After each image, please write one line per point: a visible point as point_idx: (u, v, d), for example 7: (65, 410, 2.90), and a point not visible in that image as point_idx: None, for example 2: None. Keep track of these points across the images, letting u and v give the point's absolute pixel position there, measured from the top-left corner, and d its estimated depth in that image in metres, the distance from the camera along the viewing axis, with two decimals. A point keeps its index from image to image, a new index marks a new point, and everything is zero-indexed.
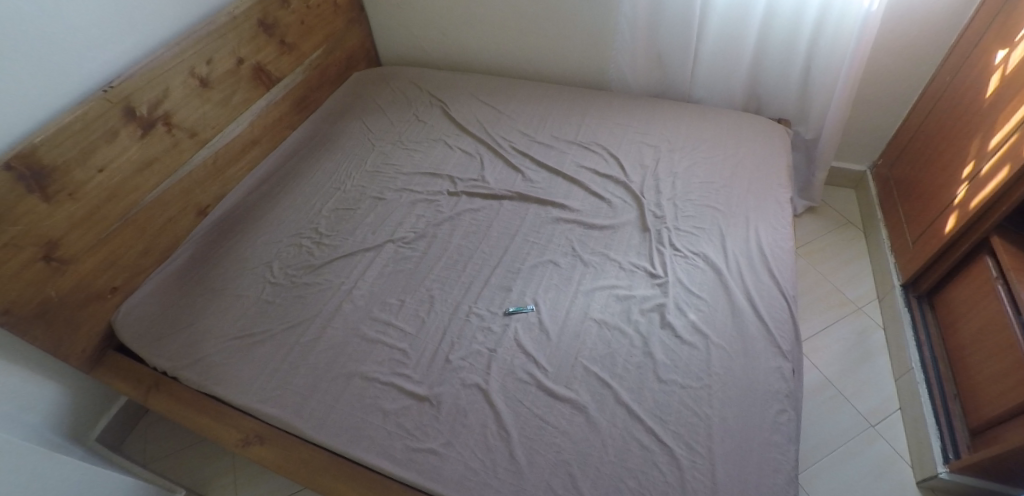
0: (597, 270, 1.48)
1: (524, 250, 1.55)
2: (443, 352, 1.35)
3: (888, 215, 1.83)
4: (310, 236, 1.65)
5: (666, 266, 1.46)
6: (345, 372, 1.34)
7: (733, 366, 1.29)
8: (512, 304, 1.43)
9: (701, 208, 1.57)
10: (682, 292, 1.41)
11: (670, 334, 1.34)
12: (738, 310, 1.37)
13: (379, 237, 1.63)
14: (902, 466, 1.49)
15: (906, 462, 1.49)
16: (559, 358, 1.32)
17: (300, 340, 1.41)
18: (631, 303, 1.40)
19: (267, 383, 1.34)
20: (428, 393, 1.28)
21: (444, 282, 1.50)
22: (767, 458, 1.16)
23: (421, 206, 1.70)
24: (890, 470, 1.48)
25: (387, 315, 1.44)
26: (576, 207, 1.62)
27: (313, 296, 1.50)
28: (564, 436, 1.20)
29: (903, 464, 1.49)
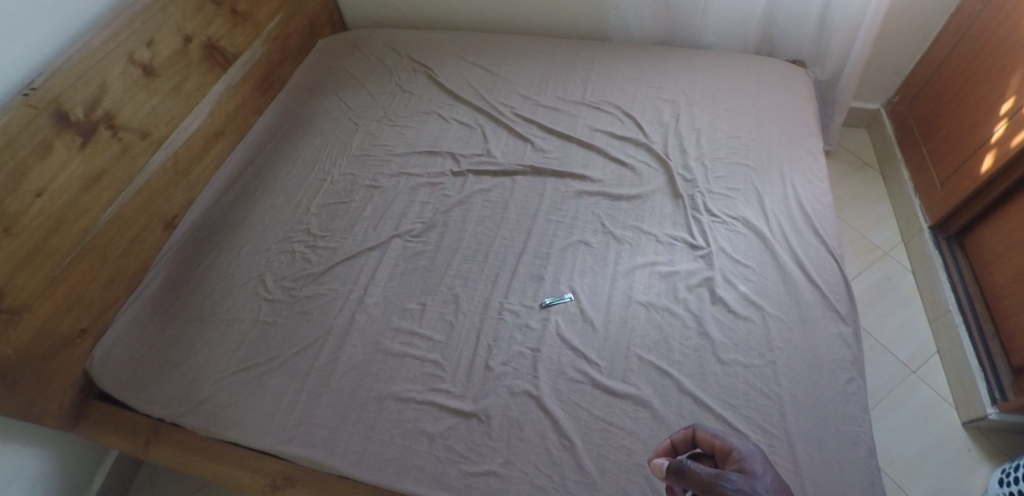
0: (633, 247, 1.35)
1: (548, 231, 1.40)
2: (481, 358, 1.22)
3: (912, 156, 1.80)
4: (302, 238, 1.46)
5: (705, 234, 1.35)
6: (374, 395, 1.20)
7: (793, 339, 1.19)
8: (547, 294, 1.30)
9: (733, 166, 1.47)
10: (727, 262, 1.31)
11: (724, 310, 1.24)
12: (790, 275, 1.27)
13: (383, 233, 1.44)
14: (947, 408, 1.49)
15: (950, 404, 1.49)
16: (610, 351, 1.20)
17: (315, 365, 1.26)
18: (676, 279, 1.29)
19: (287, 419, 1.20)
20: (474, 409, 1.15)
21: (466, 277, 1.35)
22: (845, 430, 1.08)
23: (423, 191, 1.51)
24: (935, 414, 1.48)
25: (409, 323, 1.29)
26: (598, 177, 1.49)
27: (321, 310, 1.33)
28: (633, 437, 1.09)
29: (948, 406, 1.49)
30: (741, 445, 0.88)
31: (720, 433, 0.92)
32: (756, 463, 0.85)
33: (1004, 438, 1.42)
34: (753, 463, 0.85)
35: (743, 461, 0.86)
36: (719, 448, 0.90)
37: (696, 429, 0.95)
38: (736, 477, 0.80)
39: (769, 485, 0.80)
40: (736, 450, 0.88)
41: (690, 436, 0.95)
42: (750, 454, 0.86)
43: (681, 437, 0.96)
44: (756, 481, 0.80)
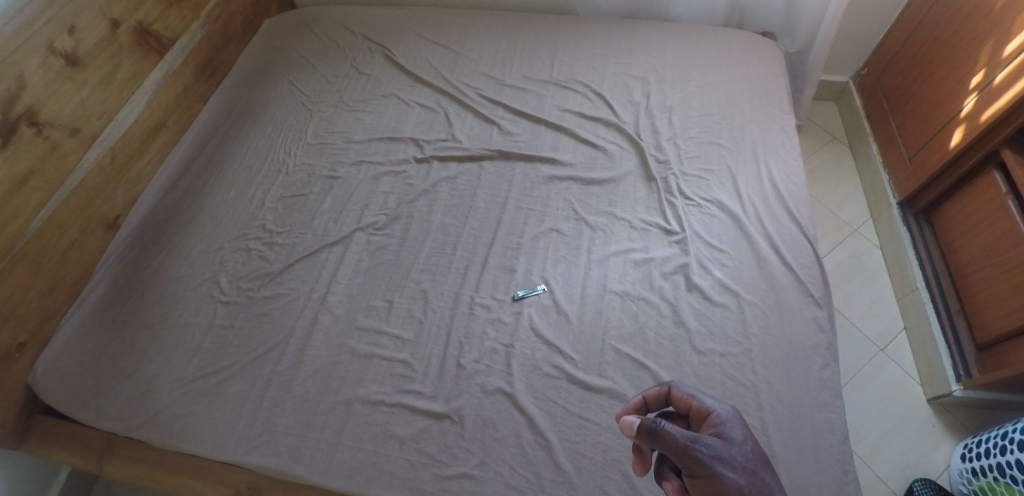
0: (606, 234, 1.31)
1: (518, 219, 1.35)
2: (453, 356, 1.17)
3: (881, 129, 1.79)
4: (258, 235, 1.39)
5: (679, 218, 1.32)
6: (340, 399, 1.15)
7: (767, 325, 1.18)
8: (520, 287, 1.25)
9: (706, 146, 1.44)
10: (703, 247, 1.28)
11: (699, 297, 1.22)
12: (765, 260, 1.25)
13: (345, 227, 1.37)
14: (913, 385, 1.51)
15: (916, 381, 1.52)
16: (584, 343, 1.17)
17: (276, 370, 1.20)
18: (651, 267, 1.26)
19: (250, 429, 1.14)
20: (447, 409, 1.11)
21: (435, 271, 1.29)
22: (818, 416, 1.08)
23: (386, 180, 1.44)
24: (902, 391, 1.50)
25: (376, 322, 1.23)
26: (568, 160, 1.43)
27: (281, 311, 1.27)
28: (609, 433, 1.07)
29: (914, 383, 1.51)
30: (720, 409, 0.84)
31: (697, 393, 0.87)
32: (735, 428, 0.82)
33: (965, 411, 1.46)
34: (732, 428, 0.82)
35: (722, 426, 0.82)
36: (695, 409, 0.86)
37: (671, 386, 0.89)
38: (714, 443, 0.77)
39: (745, 454, 0.79)
40: (715, 413, 0.84)
41: (665, 393, 0.90)
42: (728, 418, 0.83)
43: (655, 393, 0.90)
44: (734, 451, 0.78)
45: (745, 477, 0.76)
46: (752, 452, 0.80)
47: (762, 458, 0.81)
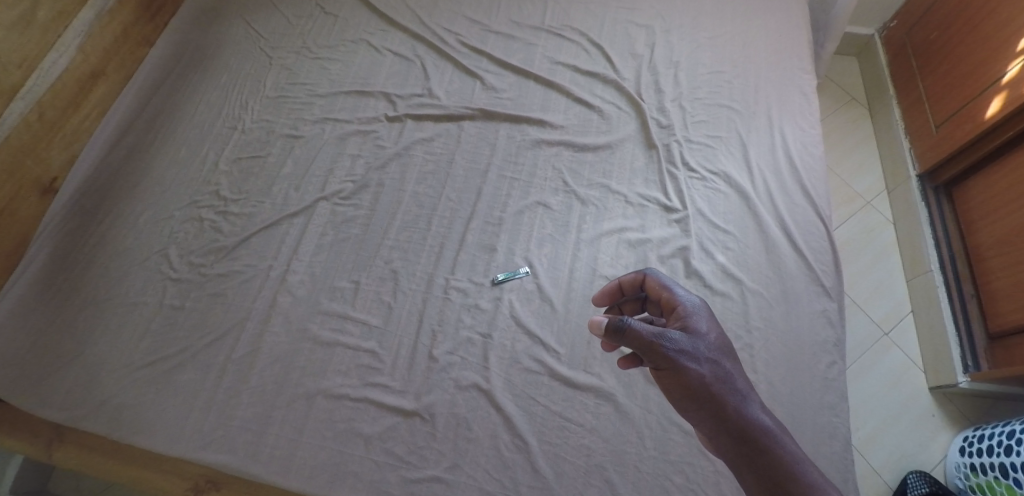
0: (599, 210, 1.17)
1: (501, 189, 1.21)
2: (424, 346, 1.06)
3: (906, 92, 1.65)
4: (210, 203, 1.26)
5: (681, 192, 1.18)
6: (301, 392, 1.05)
7: (773, 319, 1.08)
8: (501, 269, 1.13)
9: (714, 109, 1.29)
10: (705, 227, 1.15)
11: (699, 285, 1.10)
12: (774, 244, 1.15)
13: (307, 195, 1.23)
14: (915, 372, 1.46)
15: (919, 367, 1.46)
16: (568, 334, 1.06)
17: (231, 357, 1.10)
18: (647, 249, 1.13)
19: (203, 421, 1.05)
20: (417, 406, 1.01)
21: (406, 248, 1.16)
22: (821, 421, 1.02)
23: (353, 141, 1.28)
24: (903, 378, 1.45)
25: (341, 306, 1.11)
26: (559, 123, 1.27)
27: (236, 290, 1.16)
28: (594, 435, 0.98)
29: (917, 370, 1.46)
30: (689, 299, 0.80)
31: (670, 282, 0.84)
32: (704, 316, 0.78)
33: (968, 401, 1.41)
34: (700, 318, 0.78)
35: (688, 315, 0.79)
36: (666, 301, 0.83)
37: (647, 274, 0.87)
38: (679, 336, 0.73)
39: (712, 345, 0.74)
40: (683, 302, 0.80)
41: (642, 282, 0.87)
42: (695, 310, 0.79)
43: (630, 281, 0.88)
44: (701, 343, 0.74)
45: (708, 366, 0.72)
46: (719, 342, 0.76)
47: (728, 348, 0.76)
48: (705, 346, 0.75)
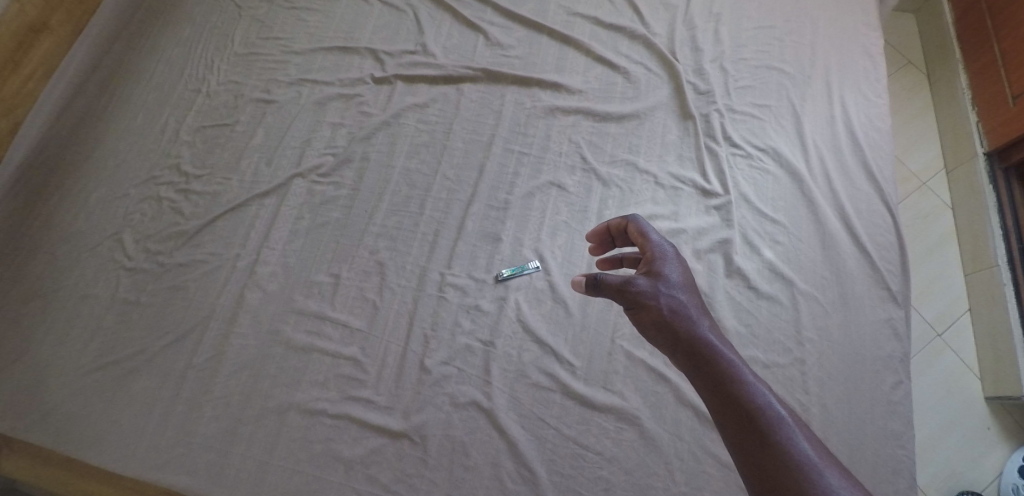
0: (624, 193, 0.98)
1: (508, 166, 1.02)
2: (415, 355, 0.90)
3: (976, 56, 1.43)
4: (170, 179, 1.08)
5: (723, 173, 0.99)
6: (271, 406, 0.90)
7: (828, 328, 0.92)
8: (506, 264, 0.95)
9: (762, 71, 1.08)
10: (750, 217, 0.97)
11: (742, 286, 0.92)
12: (831, 238, 0.96)
13: (281, 171, 1.04)
14: (971, 379, 1.28)
15: (976, 374, 1.29)
16: (585, 344, 0.90)
17: (192, 363, 0.95)
18: (681, 242, 0.94)
19: (160, 437, 0.91)
20: (406, 427, 0.86)
21: (395, 236, 0.98)
22: (883, 452, 0.85)
23: (335, 107, 1.09)
24: (957, 385, 1.28)
25: (318, 304, 0.95)
26: (577, 87, 1.07)
27: (198, 283, 1.00)
28: (613, 466, 0.83)
29: (973, 377, 1.29)
30: (650, 232, 0.73)
31: (638, 220, 0.76)
32: (666, 249, 0.72)
33: None
34: (660, 251, 0.71)
35: (650, 249, 0.72)
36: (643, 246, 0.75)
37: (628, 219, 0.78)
38: (642, 281, 0.67)
39: (677, 285, 0.67)
40: (646, 234, 0.74)
41: (611, 225, 0.80)
42: (667, 253, 0.71)
43: (601, 228, 0.81)
44: (658, 276, 0.68)
45: (661, 294, 0.66)
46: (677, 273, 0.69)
47: (688, 278, 0.69)
48: (661, 276, 0.68)
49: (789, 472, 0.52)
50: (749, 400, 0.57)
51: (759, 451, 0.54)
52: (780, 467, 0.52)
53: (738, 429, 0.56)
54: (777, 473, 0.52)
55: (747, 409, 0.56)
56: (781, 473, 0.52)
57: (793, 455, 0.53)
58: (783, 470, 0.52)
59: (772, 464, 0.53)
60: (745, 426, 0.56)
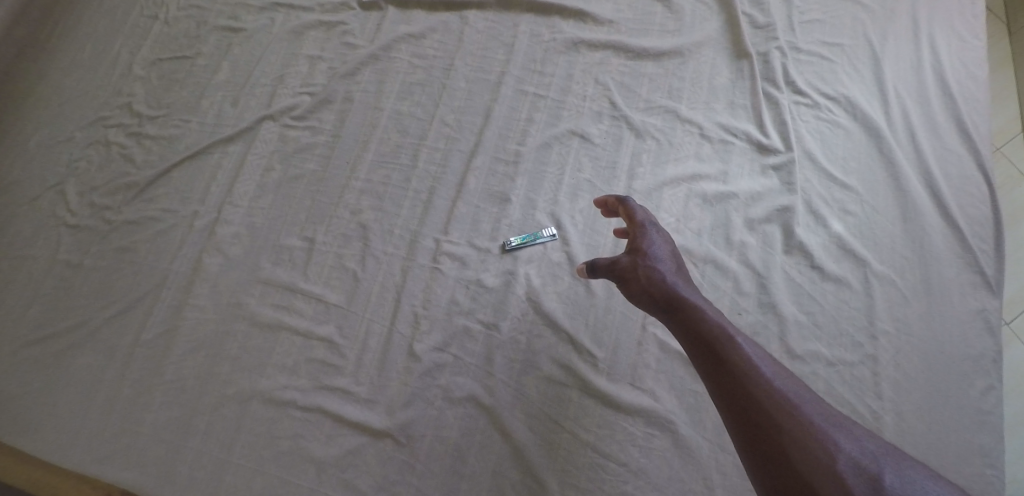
0: (661, 146, 0.81)
1: (520, 111, 0.84)
2: (403, 338, 0.75)
3: None
4: (121, 120, 0.91)
5: (785, 126, 0.81)
6: (231, 394, 0.75)
7: (908, 320, 0.74)
8: (515, 230, 0.79)
9: (835, 2, 0.89)
10: (815, 180, 0.79)
11: (804, 265, 0.75)
12: (913, 209, 0.78)
13: (249, 112, 0.87)
14: None
15: None
16: (609, 331, 0.74)
17: (141, 340, 0.80)
18: (730, 208, 0.77)
19: (102, 427, 0.76)
20: (390, 425, 0.71)
21: (382, 194, 0.81)
22: (969, 472, 0.67)
23: (315, 37, 0.91)
24: None
25: (289, 274, 0.79)
26: (608, 16, 0.88)
27: (150, 246, 0.84)
28: (639, 480, 0.68)
29: None
30: (626, 196, 0.66)
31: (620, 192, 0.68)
32: (644, 215, 0.65)
33: None
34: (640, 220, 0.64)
35: (630, 218, 0.65)
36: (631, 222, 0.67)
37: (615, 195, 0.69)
38: (629, 264, 0.61)
39: (663, 262, 0.60)
40: (626, 203, 0.66)
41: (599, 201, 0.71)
42: (651, 229, 0.63)
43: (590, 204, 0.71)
44: (643, 255, 0.61)
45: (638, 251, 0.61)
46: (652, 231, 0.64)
47: (663, 237, 0.64)
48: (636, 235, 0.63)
49: (750, 391, 0.51)
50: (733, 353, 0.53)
51: (737, 391, 0.52)
52: (735, 378, 0.52)
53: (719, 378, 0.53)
54: (746, 402, 0.51)
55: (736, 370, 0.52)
56: (735, 383, 0.52)
57: (745, 363, 0.53)
58: (737, 379, 0.52)
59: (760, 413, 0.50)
60: (704, 348, 0.55)
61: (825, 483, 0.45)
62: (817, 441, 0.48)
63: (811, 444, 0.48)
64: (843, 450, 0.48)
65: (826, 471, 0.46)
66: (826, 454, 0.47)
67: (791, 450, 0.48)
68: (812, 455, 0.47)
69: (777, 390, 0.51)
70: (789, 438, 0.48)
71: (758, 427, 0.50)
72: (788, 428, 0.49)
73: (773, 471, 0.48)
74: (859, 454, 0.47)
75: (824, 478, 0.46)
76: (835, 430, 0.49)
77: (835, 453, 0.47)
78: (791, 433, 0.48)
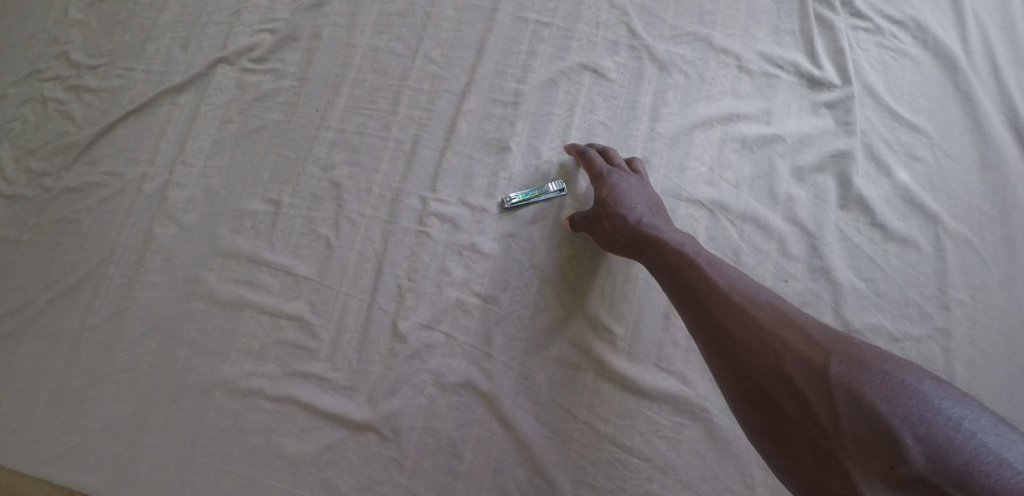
0: (691, 82, 0.68)
1: (520, 43, 0.71)
2: (385, 315, 0.64)
3: None
4: (59, 72, 0.76)
5: (841, 55, 0.68)
6: (191, 384, 0.63)
7: (987, 286, 0.61)
8: (515, 185, 0.66)
9: None
10: (876, 118, 0.66)
11: (863, 222, 0.63)
12: (994, 152, 0.65)
13: (203, 55, 0.75)
14: None
15: None
16: (629, 303, 0.63)
17: (87, 324, 0.65)
18: (775, 154, 0.65)
19: (42, 431, 0.62)
20: (373, 416, 0.61)
21: (357, 146, 0.69)
22: None
23: None
24: None
25: (252, 242, 0.67)
26: None
27: (95, 215, 0.69)
28: (667, 478, 0.58)
29: None
30: (581, 147, 0.63)
31: (580, 143, 0.64)
32: (600, 162, 0.62)
33: None
34: (597, 167, 0.62)
35: (588, 167, 0.62)
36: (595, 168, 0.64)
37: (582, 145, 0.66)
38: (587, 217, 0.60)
39: (618, 204, 0.58)
40: (583, 153, 0.63)
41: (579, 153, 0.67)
42: (606, 173, 0.61)
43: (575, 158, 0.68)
44: (598, 204, 0.59)
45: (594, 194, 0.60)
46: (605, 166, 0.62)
47: (618, 169, 0.61)
48: (593, 176, 0.62)
49: (709, 315, 0.49)
50: (690, 278, 0.51)
51: (698, 318, 0.50)
52: (688, 297, 0.51)
53: (683, 307, 0.51)
54: (707, 327, 0.49)
55: (694, 295, 0.51)
56: (689, 303, 0.51)
57: (698, 280, 0.51)
58: (690, 299, 0.51)
59: (720, 336, 0.48)
60: (660, 272, 0.54)
61: (778, 385, 0.45)
62: (767, 345, 0.46)
63: (759, 349, 0.46)
64: (794, 346, 0.45)
65: (777, 373, 0.45)
66: (776, 355, 0.45)
67: (743, 360, 0.47)
68: (762, 360, 0.46)
69: (736, 306, 0.49)
70: (738, 347, 0.47)
71: (720, 351, 0.48)
72: (739, 337, 0.47)
73: (731, 384, 0.48)
74: (810, 347, 0.45)
75: (781, 389, 0.44)
76: (787, 327, 0.46)
77: (786, 352, 0.45)
78: (750, 349, 0.46)
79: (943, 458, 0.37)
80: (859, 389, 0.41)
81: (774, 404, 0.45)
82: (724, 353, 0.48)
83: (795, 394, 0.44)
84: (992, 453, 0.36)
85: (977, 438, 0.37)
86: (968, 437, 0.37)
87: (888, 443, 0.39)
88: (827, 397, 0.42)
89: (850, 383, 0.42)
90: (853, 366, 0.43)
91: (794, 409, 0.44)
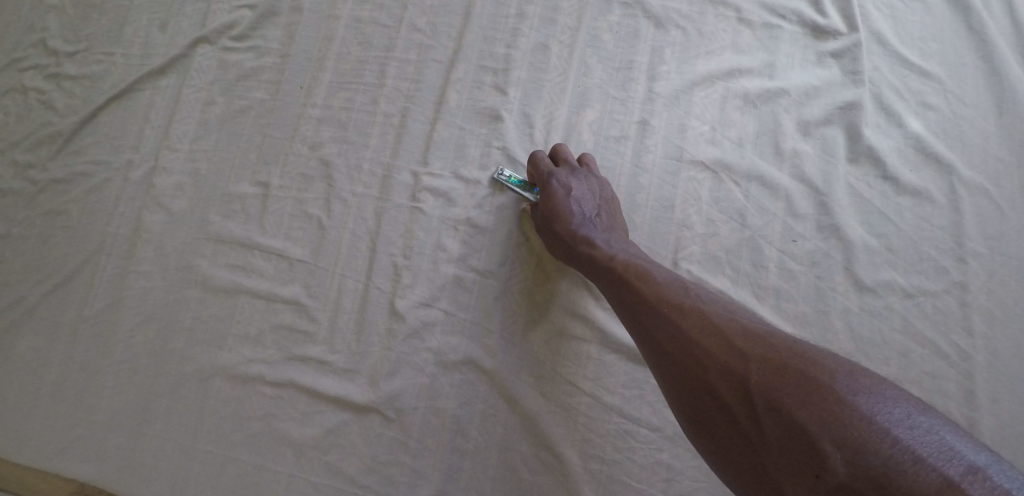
0: (689, 37, 0.65)
1: (508, 6, 0.68)
2: (382, 294, 0.62)
3: None
4: (36, 61, 0.73)
5: (846, 1, 0.65)
6: (189, 372, 0.62)
7: (1004, 236, 0.59)
8: (509, 155, 0.64)
9: None
10: (886, 66, 0.63)
11: (874, 176, 0.61)
12: (1009, 95, 0.62)
13: (183, 36, 0.72)
14: None
15: None
16: None
17: (82, 316, 0.64)
18: (779, 109, 0.62)
19: (43, 425, 0.61)
20: (375, 398, 0.59)
21: (344, 122, 0.67)
22: None
23: None
24: None
25: (243, 226, 0.66)
26: None
27: (83, 205, 0.68)
28: (676, 447, 0.57)
29: None
30: (531, 155, 0.60)
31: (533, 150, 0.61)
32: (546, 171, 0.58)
33: None
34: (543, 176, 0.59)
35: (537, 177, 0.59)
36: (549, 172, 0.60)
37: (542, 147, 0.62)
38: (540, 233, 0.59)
39: (562, 222, 0.56)
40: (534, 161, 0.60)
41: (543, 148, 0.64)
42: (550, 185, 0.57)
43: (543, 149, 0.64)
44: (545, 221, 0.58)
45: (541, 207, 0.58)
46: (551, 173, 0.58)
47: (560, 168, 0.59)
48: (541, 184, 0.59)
49: (644, 333, 0.48)
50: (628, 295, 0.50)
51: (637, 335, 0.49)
52: (628, 313, 0.50)
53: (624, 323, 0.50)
54: (644, 344, 0.48)
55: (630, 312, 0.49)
56: (627, 318, 0.50)
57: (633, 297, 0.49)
58: (629, 314, 0.50)
59: (654, 353, 0.47)
60: (603, 287, 0.53)
61: (708, 400, 0.43)
62: (693, 357, 0.44)
63: (685, 363, 0.44)
64: (716, 356, 0.43)
65: (705, 386, 0.43)
66: (701, 368, 0.43)
67: (675, 376, 0.45)
68: (690, 373, 0.44)
69: (665, 321, 0.47)
70: (669, 363, 0.46)
71: (657, 367, 0.47)
72: (668, 351, 0.46)
73: (671, 400, 0.46)
74: (732, 356, 0.42)
75: (711, 403, 0.43)
76: (709, 335, 0.44)
77: (709, 363, 0.43)
78: (680, 365, 0.45)
79: (862, 461, 0.34)
80: (776, 395, 0.39)
81: (708, 418, 0.43)
82: (660, 369, 0.46)
83: (724, 406, 0.42)
84: (908, 453, 0.33)
85: (891, 436, 0.34)
86: (882, 435, 0.34)
87: (807, 452, 0.36)
88: (749, 408, 0.40)
89: (767, 391, 0.40)
90: (770, 371, 0.40)
91: (725, 422, 0.42)
